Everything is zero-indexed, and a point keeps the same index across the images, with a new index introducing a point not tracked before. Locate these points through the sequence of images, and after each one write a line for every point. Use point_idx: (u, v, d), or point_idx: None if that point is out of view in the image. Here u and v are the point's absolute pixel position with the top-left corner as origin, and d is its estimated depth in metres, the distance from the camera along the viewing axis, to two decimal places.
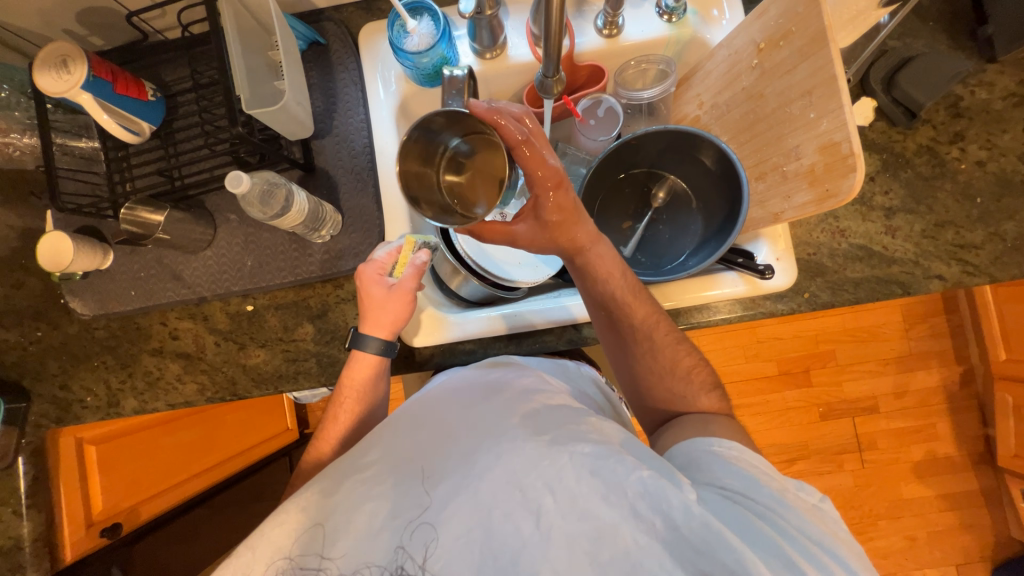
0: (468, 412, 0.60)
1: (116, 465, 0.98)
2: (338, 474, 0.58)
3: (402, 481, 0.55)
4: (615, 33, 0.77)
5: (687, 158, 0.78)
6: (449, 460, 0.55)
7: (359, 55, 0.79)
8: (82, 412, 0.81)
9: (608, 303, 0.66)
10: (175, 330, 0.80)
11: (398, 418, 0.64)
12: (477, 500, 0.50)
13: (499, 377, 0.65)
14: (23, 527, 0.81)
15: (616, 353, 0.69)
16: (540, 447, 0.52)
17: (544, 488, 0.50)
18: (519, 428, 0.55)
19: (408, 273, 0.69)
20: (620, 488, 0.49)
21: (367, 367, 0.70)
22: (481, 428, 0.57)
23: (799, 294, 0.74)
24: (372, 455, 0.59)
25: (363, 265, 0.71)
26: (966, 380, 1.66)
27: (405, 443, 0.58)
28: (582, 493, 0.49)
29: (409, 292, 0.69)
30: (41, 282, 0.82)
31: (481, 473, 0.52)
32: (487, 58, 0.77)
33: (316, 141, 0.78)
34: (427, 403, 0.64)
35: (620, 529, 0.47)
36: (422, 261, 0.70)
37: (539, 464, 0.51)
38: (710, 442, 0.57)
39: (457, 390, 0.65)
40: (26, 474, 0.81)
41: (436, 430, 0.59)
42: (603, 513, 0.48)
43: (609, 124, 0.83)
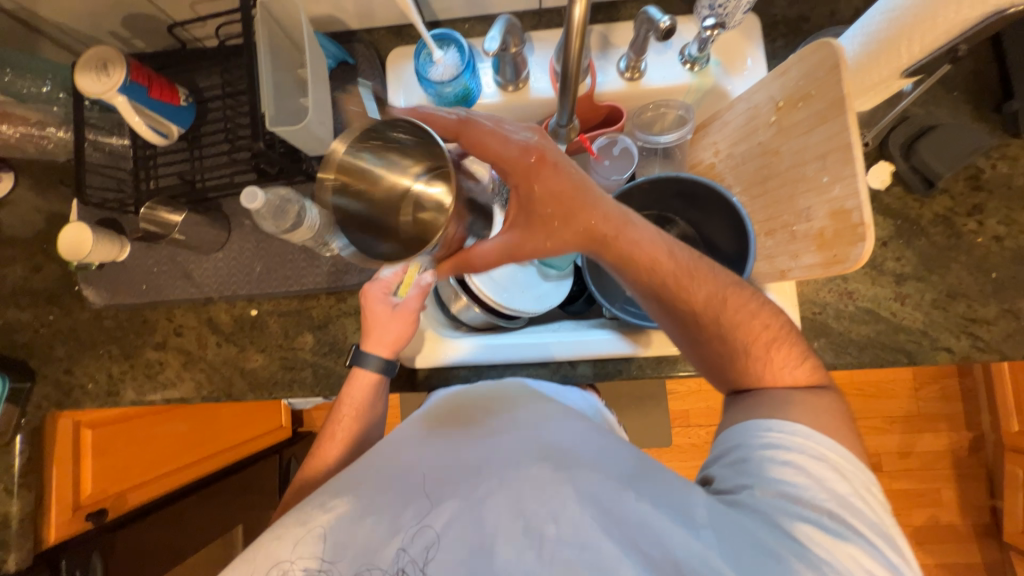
0: (469, 429, 0.61)
1: (110, 449, 1.00)
2: (335, 489, 0.56)
3: (405, 495, 0.54)
4: (637, 77, 0.78)
5: (696, 207, 0.77)
6: (452, 479, 0.54)
7: (385, 78, 0.81)
8: (81, 398, 0.82)
9: (662, 291, 0.59)
10: (180, 327, 0.82)
11: (400, 430, 0.64)
12: (481, 519, 0.51)
13: (504, 399, 0.64)
14: (12, 505, 0.81)
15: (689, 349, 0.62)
16: (544, 474, 0.53)
17: (546, 516, 0.50)
18: (522, 453, 0.55)
19: (412, 295, 0.68)
20: (618, 520, 0.49)
21: (365, 386, 0.71)
22: (485, 449, 0.57)
23: None
24: (372, 468, 0.58)
25: (370, 282, 0.70)
26: (975, 447, 1.60)
27: (404, 455, 0.58)
28: (583, 524, 0.49)
29: (410, 313, 0.69)
30: (59, 267, 0.85)
31: (483, 493, 0.53)
32: (509, 90, 0.79)
33: None
34: (430, 416, 0.64)
35: (620, 563, 0.47)
36: (427, 283, 0.67)
37: (543, 491, 0.51)
38: (770, 429, 0.53)
39: (461, 400, 0.65)
40: (21, 453, 0.82)
41: (440, 443, 0.59)
42: (603, 544, 0.48)
43: (624, 164, 0.84)
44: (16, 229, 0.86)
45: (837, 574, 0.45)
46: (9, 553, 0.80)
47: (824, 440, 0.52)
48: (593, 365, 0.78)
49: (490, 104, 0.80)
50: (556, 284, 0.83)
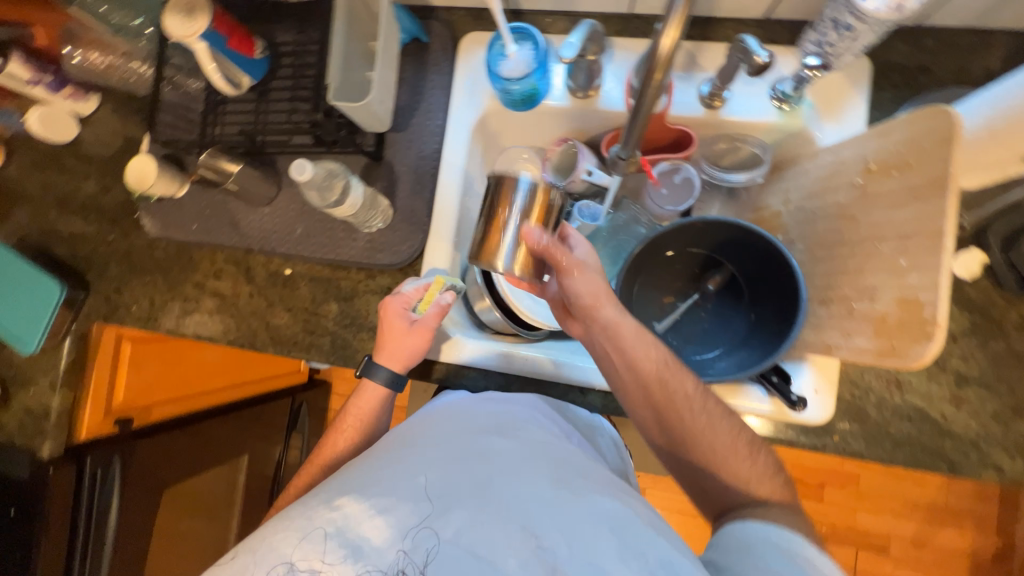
0: (478, 440, 0.60)
1: (144, 367, 1.09)
2: (340, 488, 0.55)
3: (411, 499, 0.52)
4: (718, 105, 0.72)
5: (748, 254, 0.71)
6: (462, 483, 0.54)
7: (454, 61, 0.80)
8: (125, 317, 0.88)
9: (650, 387, 0.64)
10: (220, 271, 0.85)
11: (400, 433, 0.66)
12: (491, 527, 0.50)
13: (512, 416, 0.66)
14: (54, 399, 0.91)
15: (663, 443, 0.66)
16: (558, 495, 0.54)
17: (562, 537, 0.50)
18: (535, 471, 0.57)
19: (431, 312, 0.71)
20: (639, 554, 0.49)
21: (373, 398, 0.72)
22: (496, 459, 0.57)
23: (829, 435, 0.67)
24: (378, 470, 0.56)
25: (390, 295, 0.72)
26: (1001, 558, 1.49)
27: (409, 458, 0.57)
28: (598, 549, 0.50)
29: (429, 330, 0.71)
30: (125, 192, 0.90)
31: (493, 510, 0.52)
32: (578, 96, 0.75)
33: (391, 134, 0.79)
34: (434, 421, 0.65)
35: None
36: (446, 303, 0.72)
37: (558, 511, 0.52)
38: (772, 534, 0.54)
39: (470, 412, 0.66)
40: (69, 354, 0.91)
41: (445, 447, 0.59)
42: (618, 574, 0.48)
43: (683, 193, 0.78)
44: (98, 151, 0.93)
45: None
46: (45, 442, 0.90)
47: (822, 558, 0.52)
48: (603, 396, 0.77)
49: (556, 106, 0.77)
50: None
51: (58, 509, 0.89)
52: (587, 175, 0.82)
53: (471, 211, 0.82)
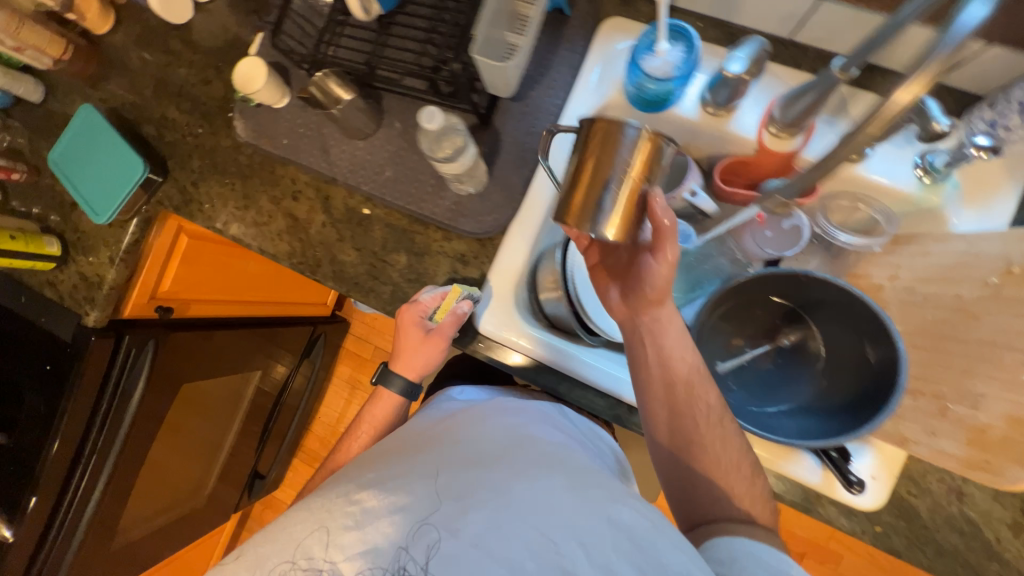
0: (491, 447, 0.62)
1: (195, 263, 1.09)
2: (358, 484, 0.57)
3: (422, 498, 0.53)
4: (855, 160, 0.67)
5: (843, 321, 0.66)
6: (476, 485, 0.54)
7: (590, 42, 0.76)
8: (196, 213, 0.88)
9: (673, 388, 0.61)
10: (299, 192, 0.84)
11: (410, 437, 0.69)
12: (503, 530, 0.50)
13: (531, 437, 0.66)
14: (110, 272, 0.91)
15: (664, 443, 0.63)
16: (575, 501, 0.54)
17: (575, 542, 0.50)
18: (552, 478, 0.56)
19: (447, 321, 0.72)
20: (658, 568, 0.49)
21: (389, 403, 0.81)
22: (511, 467, 0.57)
23: (872, 523, 0.65)
24: (393, 469, 0.58)
25: (407, 304, 0.75)
26: None
27: (423, 461, 0.59)
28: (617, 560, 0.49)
29: (444, 339, 0.74)
30: (223, 89, 0.89)
31: (507, 512, 0.51)
32: (709, 112, 0.72)
33: (506, 101, 0.77)
34: (453, 431, 0.67)
35: None
36: (462, 312, 0.73)
37: (575, 518, 0.52)
38: (750, 547, 0.54)
39: (482, 421, 0.68)
40: (133, 233, 0.91)
41: (462, 455, 0.60)
42: None
43: (787, 240, 0.73)
44: (205, 41, 0.91)
45: None
46: (93, 310, 0.91)
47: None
48: None
49: (682, 117, 0.73)
50: None
51: (93, 376, 0.91)
52: (690, 194, 0.79)
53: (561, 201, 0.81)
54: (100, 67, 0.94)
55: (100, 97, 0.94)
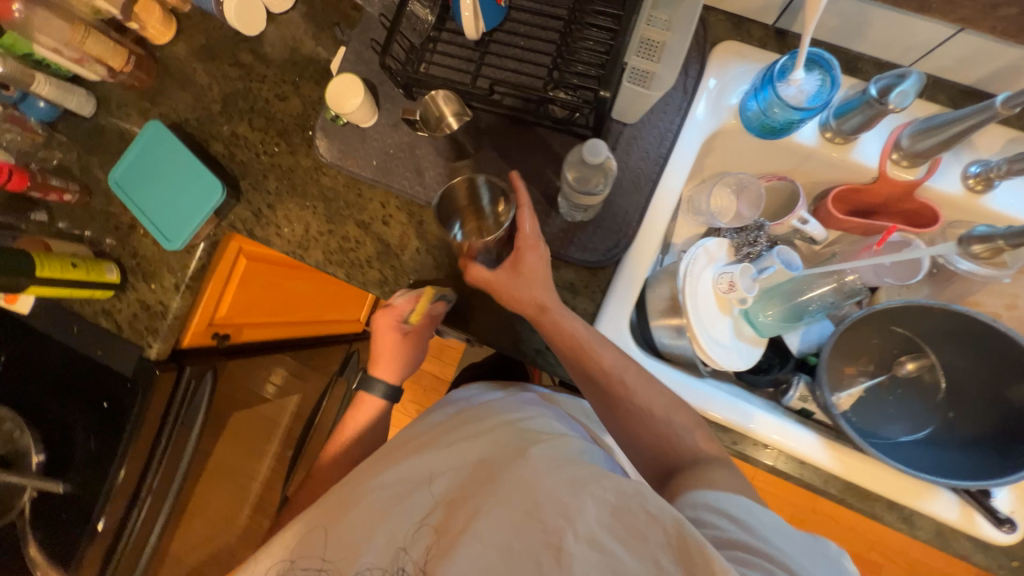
0: (490, 443, 0.63)
1: (252, 286, 1.03)
2: (359, 488, 0.64)
3: (409, 501, 0.60)
4: (979, 190, 0.67)
5: (977, 357, 0.66)
6: (464, 487, 0.59)
7: (703, 65, 0.74)
8: (273, 238, 0.83)
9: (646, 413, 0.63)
10: (389, 217, 0.80)
11: (424, 434, 0.72)
12: (488, 522, 0.52)
13: (526, 423, 0.66)
14: (174, 301, 0.85)
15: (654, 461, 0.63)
16: (563, 483, 0.53)
17: (563, 520, 0.49)
18: (532, 460, 0.57)
19: (421, 323, 0.78)
20: (641, 535, 0.46)
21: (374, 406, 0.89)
22: (496, 463, 0.59)
23: (1006, 557, 0.65)
24: (388, 476, 0.64)
25: (383, 307, 0.81)
26: None
27: (418, 463, 0.64)
28: (599, 528, 0.48)
29: (419, 337, 0.84)
30: (301, 106, 0.84)
31: (489, 502, 0.54)
32: (829, 138, 0.71)
33: (617, 124, 0.74)
34: (449, 429, 0.70)
35: None
36: (437, 313, 0.75)
37: (558, 498, 0.51)
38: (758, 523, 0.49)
39: (489, 415, 0.69)
40: (200, 258, 0.85)
41: (451, 455, 0.64)
42: (625, 559, 0.46)
43: (905, 271, 0.73)
44: (278, 54, 0.86)
45: None
46: (156, 342, 0.84)
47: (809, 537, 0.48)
48: (773, 455, 0.72)
49: (800, 144, 0.72)
50: (750, 344, 0.80)
51: (156, 413, 0.85)
52: (800, 222, 0.76)
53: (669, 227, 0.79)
54: (159, 79, 0.88)
55: (160, 112, 0.87)
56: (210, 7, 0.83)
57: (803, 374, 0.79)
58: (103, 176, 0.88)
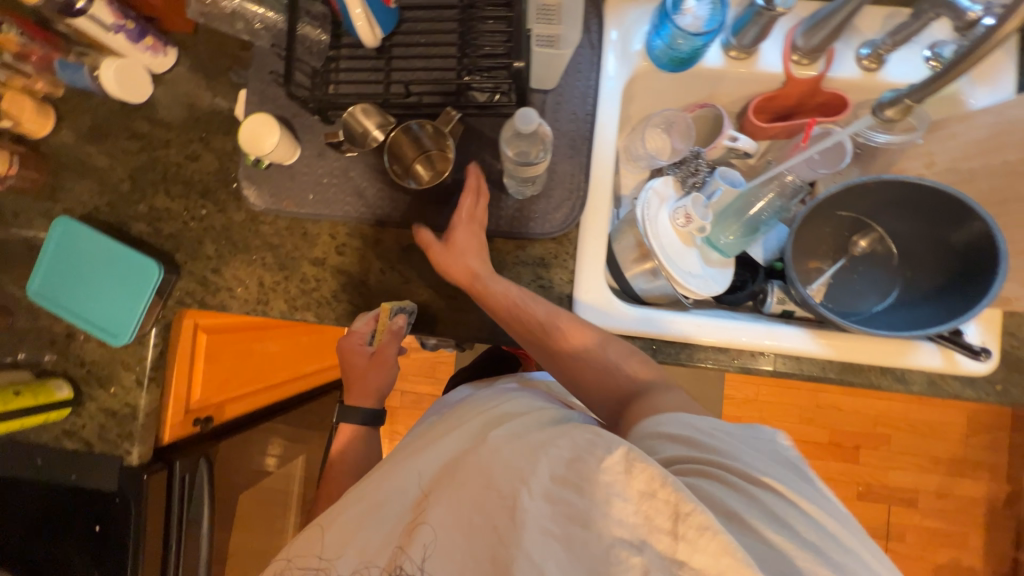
0: (458, 432, 0.63)
1: (221, 359, 0.97)
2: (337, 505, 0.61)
3: (382, 505, 0.58)
4: (875, 68, 0.73)
5: (916, 216, 0.72)
6: (435, 479, 0.58)
7: (601, 18, 0.76)
8: (228, 301, 0.78)
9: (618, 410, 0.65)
10: (342, 246, 0.77)
11: (401, 445, 0.69)
12: (458, 505, 0.52)
13: (490, 407, 0.65)
14: (141, 398, 0.79)
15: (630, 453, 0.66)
16: (521, 448, 0.53)
17: (519, 482, 0.50)
18: (493, 437, 0.56)
19: (386, 340, 0.78)
20: (591, 477, 0.47)
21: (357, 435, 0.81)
22: (465, 449, 0.59)
23: (991, 385, 0.70)
24: (361, 489, 0.61)
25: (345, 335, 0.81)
26: (1011, 500, 1.71)
27: (388, 471, 0.62)
28: (555, 482, 0.48)
29: (388, 357, 0.81)
30: (217, 161, 0.80)
31: (456, 486, 0.54)
32: (732, 55, 0.74)
33: (538, 94, 0.75)
34: (418, 436, 0.69)
35: (598, 518, 0.45)
36: (399, 327, 0.75)
37: (517, 463, 0.51)
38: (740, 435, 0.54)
39: (463, 410, 0.68)
40: (156, 346, 0.79)
41: (421, 454, 0.62)
42: (579, 502, 0.46)
43: (833, 158, 0.78)
44: (178, 114, 0.81)
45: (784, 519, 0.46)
46: (134, 445, 0.78)
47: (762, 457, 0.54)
48: (773, 359, 0.75)
49: (709, 68, 0.75)
50: (719, 268, 0.83)
51: (156, 519, 0.79)
52: (730, 140, 0.79)
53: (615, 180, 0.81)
54: (53, 174, 0.81)
55: (64, 207, 0.81)
56: (87, 84, 0.78)
57: (775, 280, 0.83)
58: (21, 292, 0.80)
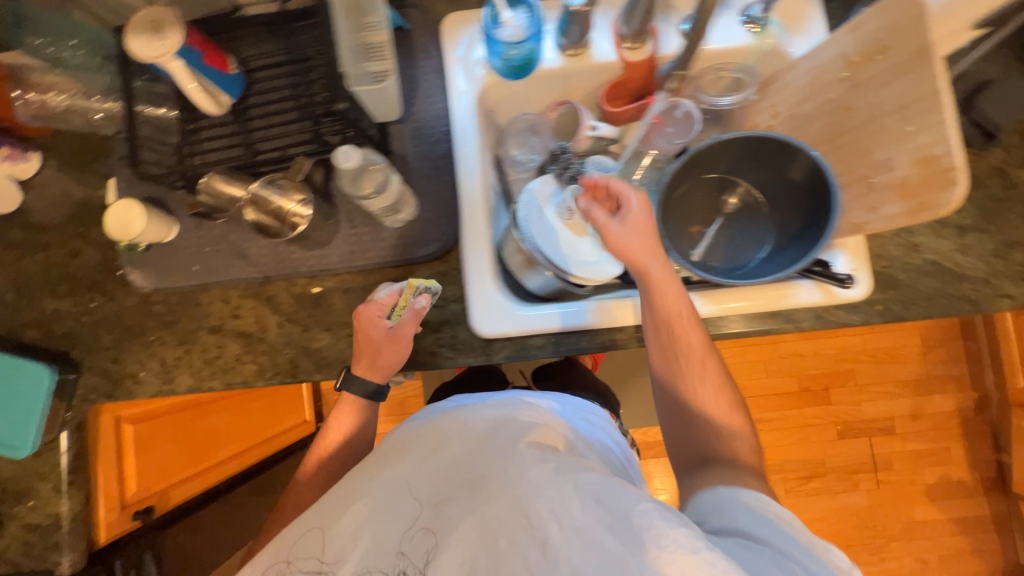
0: (475, 436, 0.65)
1: (153, 447, 0.95)
2: (345, 491, 0.63)
3: (402, 509, 0.62)
4: (699, 39, 0.79)
5: (768, 166, 0.76)
6: (459, 484, 0.62)
7: (441, 43, 0.79)
8: (133, 388, 0.77)
9: (678, 348, 0.69)
10: (237, 309, 0.78)
11: (405, 436, 0.70)
12: (484, 521, 0.57)
13: (500, 409, 0.67)
14: (62, 505, 0.77)
15: (665, 391, 0.73)
16: (549, 474, 0.56)
17: (551, 517, 0.54)
18: (526, 456, 0.59)
19: (408, 319, 0.71)
20: (623, 518, 0.52)
21: (348, 416, 0.76)
22: (491, 460, 0.61)
23: (872, 306, 0.74)
24: (373, 483, 0.63)
25: (362, 305, 0.70)
26: (980, 406, 1.76)
27: (401, 472, 0.64)
28: (587, 522, 0.52)
29: (408, 337, 0.71)
30: (99, 252, 0.80)
31: (487, 506, 0.57)
32: (570, 53, 0.79)
33: (395, 125, 0.78)
34: (433, 428, 0.68)
35: (628, 563, 0.49)
36: (422, 306, 0.71)
37: (547, 494, 0.55)
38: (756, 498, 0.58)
39: (476, 408, 0.69)
40: (69, 449, 0.78)
41: (440, 459, 0.64)
42: (609, 544, 0.50)
43: (685, 127, 0.83)
44: (54, 213, 0.81)
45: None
46: (63, 554, 0.76)
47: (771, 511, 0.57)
48: None
49: (551, 69, 0.80)
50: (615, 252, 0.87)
51: None
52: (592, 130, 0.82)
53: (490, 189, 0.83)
54: None
55: None
56: None
57: None
58: None
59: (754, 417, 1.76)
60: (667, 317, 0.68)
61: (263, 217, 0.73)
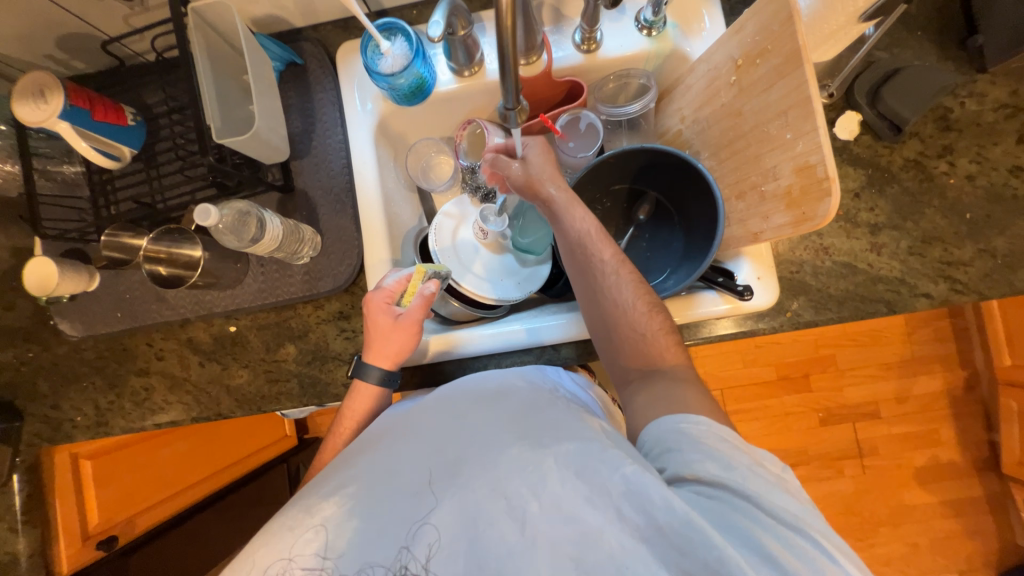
0: (456, 417, 0.61)
1: (112, 479, 1.00)
2: (325, 488, 0.58)
3: (384, 500, 0.55)
4: (594, 48, 0.76)
5: (666, 176, 0.76)
6: (438, 468, 0.56)
7: (335, 74, 0.79)
8: (72, 432, 0.82)
9: (583, 238, 0.66)
10: (160, 351, 0.81)
11: (383, 427, 0.65)
12: (466, 505, 0.52)
13: (489, 386, 0.64)
14: (19, 542, 0.84)
15: (584, 304, 0.67)
16: (525, 453, 0.53)
17: (529, 495, 0.50)
18: (507, 434, 0.56)
19: (415, 304, 0.70)
20: (605, 489, 0.48)
21: (367, 397, 0.71)
22: (467, 438, 0.57)
23: (781, 313, 0.72)
24: (352, 471, 0.58)
25: (372, 291, 0.71)
26: (970, 385, 1.70)
27: (374, 460, 0.59)
28: (567, 496, 0.49)
29: (415, 323, 0.69)
30: (30, 303, 0.83)
31: (468, 483, 0.53)
32: (465, 75, 0.78)
33: (295, 162, 0.78)
34: (405, 415, 0.65)
35: (605, 532, 0.47)
36: (430, 292, 0.70)
37: (526, 471, 0.51)
38: (697, 425, 0.52)
39: (454, 395, 0.65)
40: (21, 490, 0.84)
41: (413, 441, 0.60)
42: (587, 516, 0.48)
43: (590, 138, 0.85)
44: None
45: (773, 519, 0.46)
46: None
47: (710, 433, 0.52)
48: (575, 346, 0.78)
49: (446, 91, 0.79)
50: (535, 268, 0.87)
51: None
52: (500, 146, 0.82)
53: (399, 215, 0.84)
54: None
55: None
56: None
57: None
58: None
59: (732, 408, 1.74)
60: (579, 241, 0.66)
61: (175, 270, 0.74)
